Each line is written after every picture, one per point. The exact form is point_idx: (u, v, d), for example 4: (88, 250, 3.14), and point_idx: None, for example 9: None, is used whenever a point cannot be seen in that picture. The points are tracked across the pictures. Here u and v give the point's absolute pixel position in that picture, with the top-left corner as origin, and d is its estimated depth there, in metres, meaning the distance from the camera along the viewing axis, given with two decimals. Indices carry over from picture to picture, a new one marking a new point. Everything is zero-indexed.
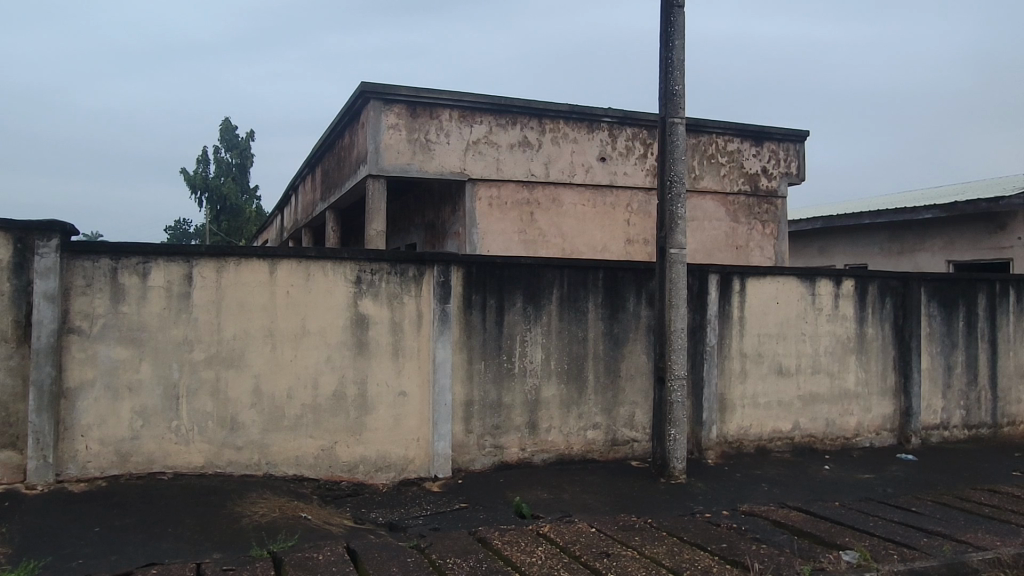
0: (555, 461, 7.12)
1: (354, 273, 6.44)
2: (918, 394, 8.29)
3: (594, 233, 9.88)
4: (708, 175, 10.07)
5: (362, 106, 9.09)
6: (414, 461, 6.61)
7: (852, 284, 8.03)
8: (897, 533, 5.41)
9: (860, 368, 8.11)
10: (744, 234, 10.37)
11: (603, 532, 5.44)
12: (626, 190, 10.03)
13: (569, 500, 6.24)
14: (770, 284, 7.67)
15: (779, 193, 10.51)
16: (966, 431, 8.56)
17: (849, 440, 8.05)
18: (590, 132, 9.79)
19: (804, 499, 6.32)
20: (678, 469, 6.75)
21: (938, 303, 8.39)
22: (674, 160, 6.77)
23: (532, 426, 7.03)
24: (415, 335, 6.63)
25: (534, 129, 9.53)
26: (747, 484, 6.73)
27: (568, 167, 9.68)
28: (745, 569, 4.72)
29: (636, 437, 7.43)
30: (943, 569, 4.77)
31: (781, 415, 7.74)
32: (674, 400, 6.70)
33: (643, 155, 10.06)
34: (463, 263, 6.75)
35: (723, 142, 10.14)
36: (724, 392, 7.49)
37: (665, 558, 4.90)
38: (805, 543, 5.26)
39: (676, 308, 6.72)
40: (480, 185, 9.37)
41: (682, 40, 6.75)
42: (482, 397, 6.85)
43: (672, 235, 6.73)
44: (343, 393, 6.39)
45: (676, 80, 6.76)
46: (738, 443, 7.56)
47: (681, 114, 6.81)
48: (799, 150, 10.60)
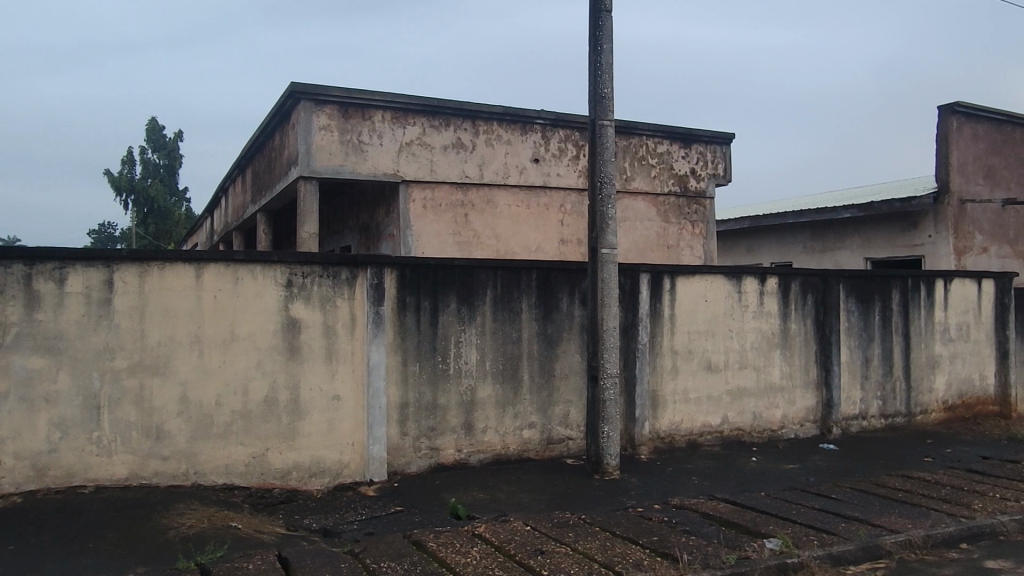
0: (492, 461, 7.15)
1: (285, 276, 6.33)
2: (838, 386, 8.65)
3: (528, 234, 9.96)
4: (639, 176, 10.28)
5: (292, 107, 8.94)
6: (348, 466, 6.53)
7: (776, 281, 8.33)
8: (817, 520, 5.64)
9: (784, 362, 8.41)
10: (675, 234, 10.62)
11: (538, 530, 5.50)
12: (559, 191, 10.14)
13: (504, 500, 6.28)
14: (698, 283, 7.89)
15: (708, 194, 10.80)
16: (883, 420, 8.98)
17: (774, 433, 8.34)
18: (524, 134, 9.86)
19: (731, 491, 6.52)
20: (611, 465, 6.87)
21: (856, 299, 8.78)
22: (604, 161, 6.89)
23: (468, 427, 7.04)
24: (348, 338, 6.56)
25: (468, 130, 9.55)
26: (678, 478, 6.89)
27: (502, 168, 9.74)
28: (674, 561, 4.84)
29: (571, 435, 7.53)
30: (859, 552, 5.00)
31: (710, 409, 7.97)
32: (607, 398, 6.81)
33: (576, 156, 10.19)
34: (397, 265, 6.73)
35: (652, 144, 10.37)
36: (656, 389, 7.66)
37: (598, 553, 4.98)
38: (731, 532, 5.43)
39: (607, 307, 6.83)
40: (413, 186, 9.33)
41: (611, 43, 6.88)
42: (417, 399, 6.83)
43: (604, 235, 6.84)
44: (274, 399, 6.27)
45: (605, 83, 6.88)
46: (669, 438, 7.74)
47: (610, 117, 6.93)
48: (725, 152, 10.92)
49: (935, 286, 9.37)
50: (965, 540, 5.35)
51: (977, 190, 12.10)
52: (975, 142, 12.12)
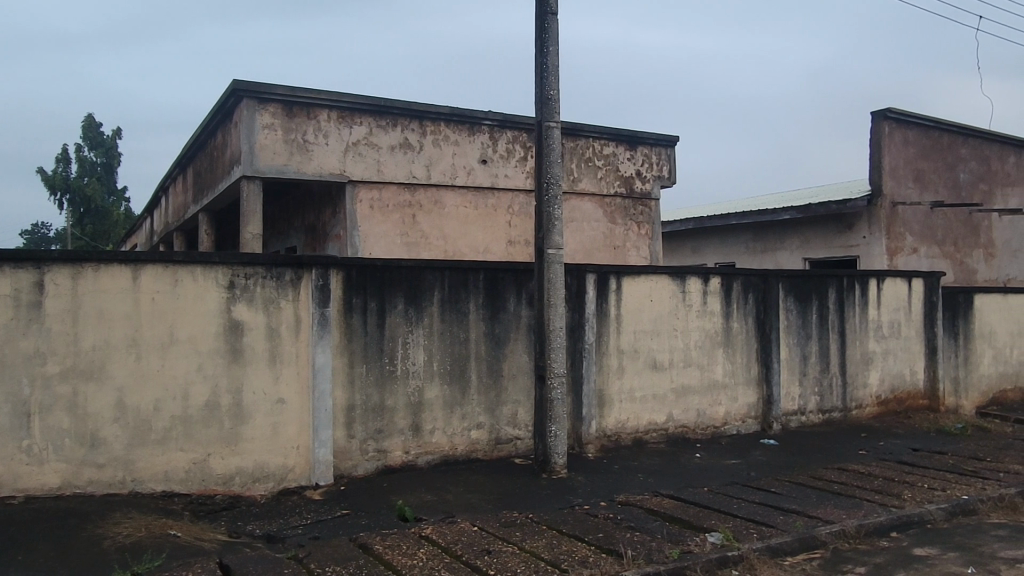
0: (440, 462, 7.13)
1: (226, 278, 6.20)
2: (778, 383, 8.89)
3: (476, 235, 9.96)
4: (586, 178, 10.40)
5: (235, 105, 8.76)
6: (293, 470, 6.43)
7: (718, 281, 8.53)
8: (757, 513, 5.79)
9: (726, 360, 8.61)
10: (621, 235, 10.77)
11: (485, 530, 5.51)
12: (507, 192, 10.17)
13: (452, 501, 6.27)
14: (644, 283, 8.02)
15: (653, 195, 10.98)
16: (820, 415, 9.27)
17: (717, 429, 8.53)
18: (471, 135, 9.87)
19: (675, 487, 6.65)
20: (559, 464, 6.93)
21: (794, 298, 9.04)
22: (550, 162, 6.94)
23: (416, 429, 7.01)
24: (293, 340, 6.46)
25: (415, 130, 9.51)
26: (624, 475, 6.99)
27: (450, 169, 9.72)
28: (619, 557, 4.91)
29: (519, 435, 7.57)
30: (796, 544, 5.15)
31: (655, 408, 8.10)
32: (554, 397, 6.87)
33: (523, 157, 10.24)
34: (342, 266, 6.66)
35: (599, 146, 10.50)
36: (602, 388, 7.76)
37: (545, 551, 5.02)
38: (675, 527, 5.54)
39: (554, 307, 6.89)
40: (360, 187, 9.24)
41: (557, 46, 6.94)
42: (364, 401, 6.77)
43: (550, 235, 6.89)
44: (215, 403, 6.13)
45: (551, 85, 6.93)
46: (616, 436, 7.84)
47: (557, 118, 6.99)
48: (670, 154, 11.12)
49: (869, 285, 9.72)
50: (895, 529, 5.56)
51: (907, 192, 12.59)
52: (907, 147, 12.62)
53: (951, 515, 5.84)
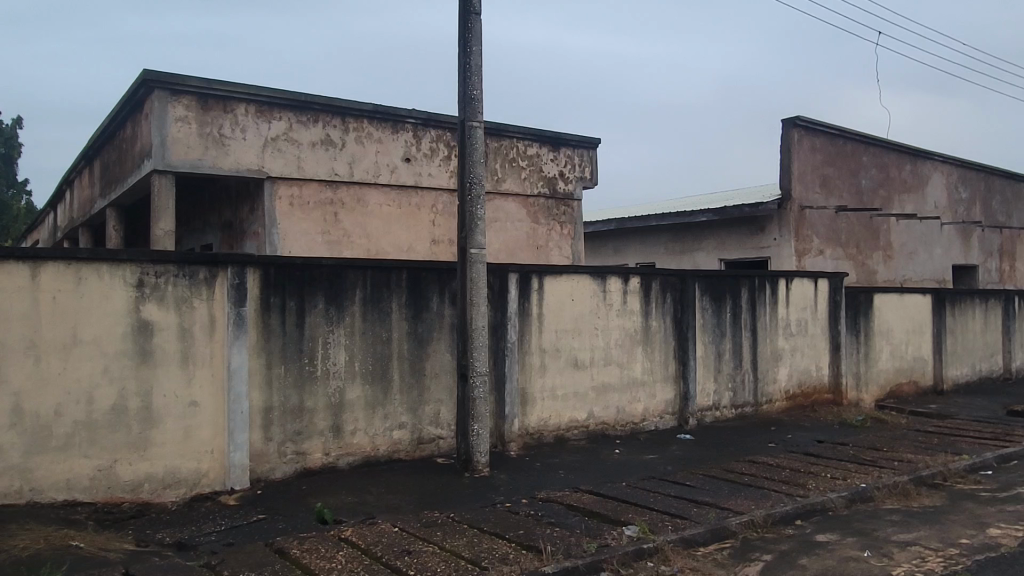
0: (361, 463, 7.04)
1: (135, 276, 5.96)
2: (694, 379, 9.19)
3: (399, 234, 9.87)
4: (509, 178, 10.48)
5: (145, 96, 8.41)
6: (207, 475, 6.22)
7: (638, 281, 8.74)
8: (672, 506, 5.98)
9: (645, 358, 8.84)
10: (544, 234, 10.89)
11: (405, 530, 5.47)
12: (431, 191, 10.13)
13: (372, 502, 6.20)
14: (566, 283, 8.14)
15: (575, 196, 11.15)
16: (733, 410, 9.64)
17: (636, 425, 8.74)
18: (395, 132, 9.78)
19: (595, 482, 6.78)
20: (481, 462, 6.96)
21: (709, 297, 9.35)
22: (472, 162, 6.96)
23: (336, 430, 6.90)
24: (207, 341, 6.25)
25: (337, 127, 9.36)
26: (545, 472, 7.08)
27: (373, 167, 9.61)
28: (538, 553, 4.98)
29: (441, 434, 7.56)
30: (708, 534, 5.34)
31: (576, 405, 8.24)
32: (476, 396, 6.89)
33: (447, 156, 10.22)
34: (259, 265, 6.49)
35: (522, 147, 10.59)
36: (525, 386, 7.83)
37: (465, 550, 5.04)
38: (594, 522, 5.66)
39: (477, 306, 6.91)
40: (279, 183, 9.03)
41: (480, 46, 6.97)
42: (282, 402, 6.62)
43: (473, 235, 6.91)
44: (123, 407, 5.86)
45: (474, 85, 6.95)
46: (537, 434, 7.93)
47: (480, 118, 7.01)
48: (592, 156, 11.31)
49: (778, 285, 10.16)
50: (799, 517, 5.84)
51: (815, 197, 13.22)
52: (814, 153, 13.25)
53: (850, 502, 6.18)
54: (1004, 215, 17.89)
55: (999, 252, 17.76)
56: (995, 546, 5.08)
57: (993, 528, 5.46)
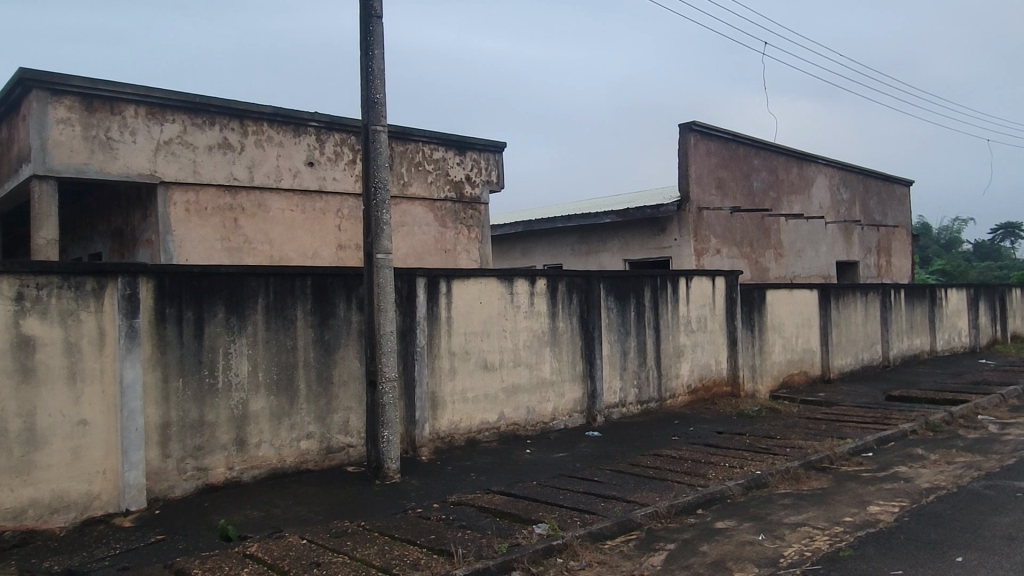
0: (266, 476, 6.85)
1: (14, 288, 5.55)
2: (601, 377, 9.43)
3: (303, 240, 9.65)
4: (416, 182, 10.45)
5: (22, 96, 7.89)
6: (99, 497, 5.88)
7: (544, 283, 8.89)
8: (580, 502, 6.12)
9: (553, 358, 9.00)
10: (452, 238, 10.90)
11: (314, 542, 5.37)
12: (335, 196, 9.96)
13: (280, 516, 6.04)
14: (474, 285, 8.19)
15: (482, 200, 11.21)
16: (639, 405, 9.95)
17: (546, 425, 8.89)
18: (297, 136, 9.56)
19: (506, 483, 6.85)
20: (392, 469, 6.90)
21: (614, 297, 9.62)
22: (377, 166, 6.90)
23: (240, 443, 6.69)
24: (97, 355, 5.93)
25: (235, 130, 9.06)
26: (456, 476, 7.10)
27: (274, 171, 9.36)
28: (449, 556, 4.99)
29: (350, 442, 7.45)
30: (615, 527, 5.51)
31: (486, 407, 8.29)
32: (385, 402, 6.83)
33: (352, 160, 10.07)
34: (152, 274, 6.22)
35: (428, 150, 10.57)
36: (435, 390, 7.83)
37: (376, 558, 4.99)
38: (504, 522, 5.72)
39: (384, 311, 6.85)
40: (174, 189, 8.66)
41: (382, 50, 6.92)
42: (181, 417, 6.35)
43: (379, 240, 6.84)
44: (3, 429, 5.44)
45: (377, 89, 6.89)
46: (448, 437, 7.94)
47: (383, 122, 6.95)
48: (498, 159, 11.41)
49: (679, 284, 10.56)
50: (700, 506, 6.10)
51: (711, 199, 13.82)
52: (710, 157, 13.84)
53: (747, 489, 6.51)
54: (881, 213, 19.23)
55: (877, 248, 19.09)
56: (874, 522, 5.48)
57: (872, 505, 5.88)
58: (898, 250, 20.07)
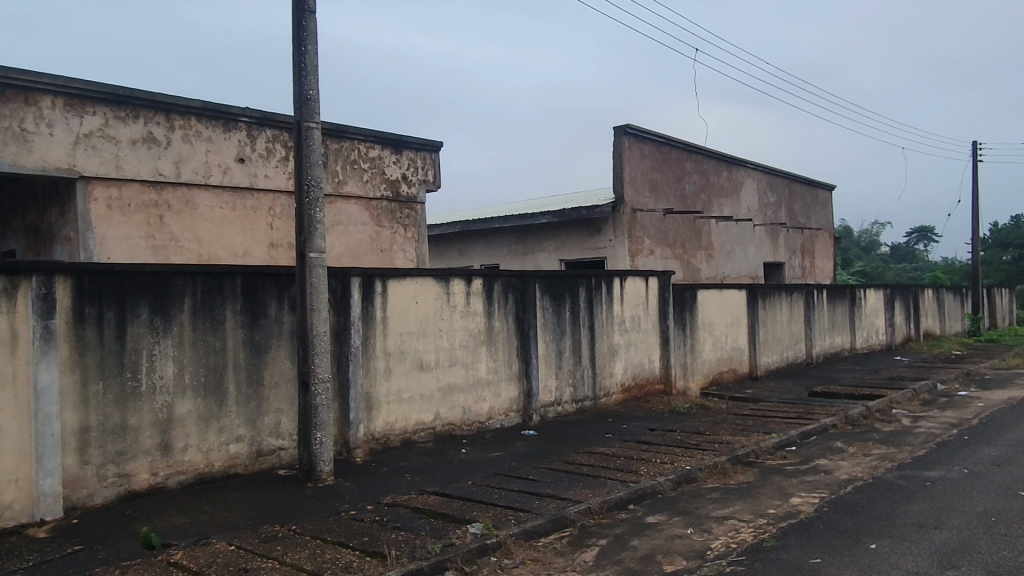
0: (193, 481, 6.65)
1: None
2: (537, 377, 9.50)
3: (233, 238, 9.40)
4: (351, 180, 10.31)
5: None
6: (11, 508, 5.56)
7: (481, 282, 8.91)
8: (515, 500, 6.16)
9: (489, 358, 9.02)
10: (388, 237, 10.80)
11: (242, 548, 5.24)
12: (267, 193, 9.73)
13: (207, 522, 5.88)
14: (409, 285, 8.14)
15: (419, 199, 11.15)
16: (574, 404, 10.08)
17: (482, 424, 8.91)
18: (227, 131, 9.31)
19: (441, 483, 6.83)
20: (325, 471, 6.80)
21: (550, 297, 9.71)
22: (310, 164, 6.78)
23: (165, 448, 6.47)
24: (9, 359, 5.59)
25: (161, 124, 8.76)
26: (391, 477, 7.04)
27: (202, 167, 9.09)
28: (382, 558, 4.95)
29: (282, 445, 7.30)
30: (549, 524, 5.56)
31: (422, 407, 8.25)
32: (318, 403, 6.72)
33: (284, 157, 9.86)
34: (70, 273, 5.95)
35: (364, 148, 10.44)
36: (370, 391, 7.74)
37: (307, 562, 4.90)
38: (439, 522, 5.71)
39: (317, 310, 6.73)
40: (94, 184, 8.31)
41: (315, 46, 6.80)
42: (101, 422, 6.10)
43: (311, 239, 6.72)
44: None
45: (310, 85, 6.77)
46: (383, 438, 7.86)
47: (316, 119, 6.84)
48: (435, 159, 11.36)
49: (613, 284, 10.74)
50: (632, 502, 6.22)
51: (645, 201, 14.10)
52: (644, 160, 14.12)
53: (677, 484, 6.67)
54: (805, 217, 19.98)
55: (801, 250, 19.83)
56: (795, 513, 5.69)
57: (794, 497, 6.12)
58: (821, 251, 20.89)
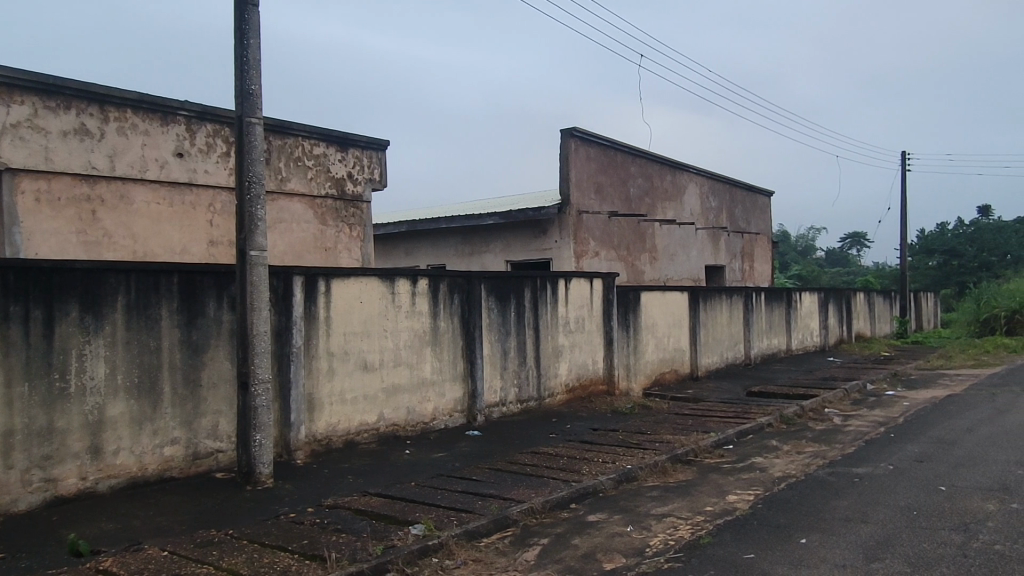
0: (125, 486, 6.44)
1: None
2: (481, 377, 9.51)
3: (170, 234, 9.14)
4: (294, 178, 10.13)
5: None
6: None
7: (426, 283, 8.88)
8: (458, 501, 6.15)
9: (434, 358, 9.00)
10: (332, 236, 10.65)
11: (176, 553, 5.10)
12: (207, 189, 9.49)
13: (139, 527, 5.70)
14: (354, 284, 8.05)
15: (364, 198, 11.03)
16: (519, 404, 10.13)
17: (426, 425, 8.87)
18: (164, 124, 9.04)
19: (384, 485, 6.78)
20: (264, 474, 6.67)
21: (495, 298, 9.73)
22: (251, 159, 6.64)
23: (95, 451, 6.24)
24: None
25: (94, 115, 8.45)
26: (332, 478, 6.95)
27: (138, 161, 8.80)
28: (322, 561, 4.89)
29: (220, 447, 7.13)
30: (491, 525, 5.58)
31: (366, 408, 8.17)
32: (258, 404, 6.59)
33: (225, 153, 9.63)
34: None
35: (308, 146, 10.28)
36: (311, 392, 7.62)
37: (244, 567, 4.80)
38: (380, 524, 5.66)
39: (257, 309, 6.60)
40: (22, 176, 7.95)
41: (258, 40, 6.67)
42: (26, 425, 5.84)
43: (252, 236, 6.59)
44: None
45: (252, 80, 6.64)
46: (325, 440, 7.75)
47: (259, 114, 6.71)
48: (381, 157, 11.26)
49: (558, 285, 10.83)
50: (574, 501, 6.29)
51: (590, 203, 14.25)
52: (590, 162, 14.28)
53: (618, 483, 6.77)
54: (744, 221, 20.52)
55: (741, 254, 20.36)
56: (731, 510, 5.85)
57: (731, 495, 6.28)
58: (760, 255, 21.49)
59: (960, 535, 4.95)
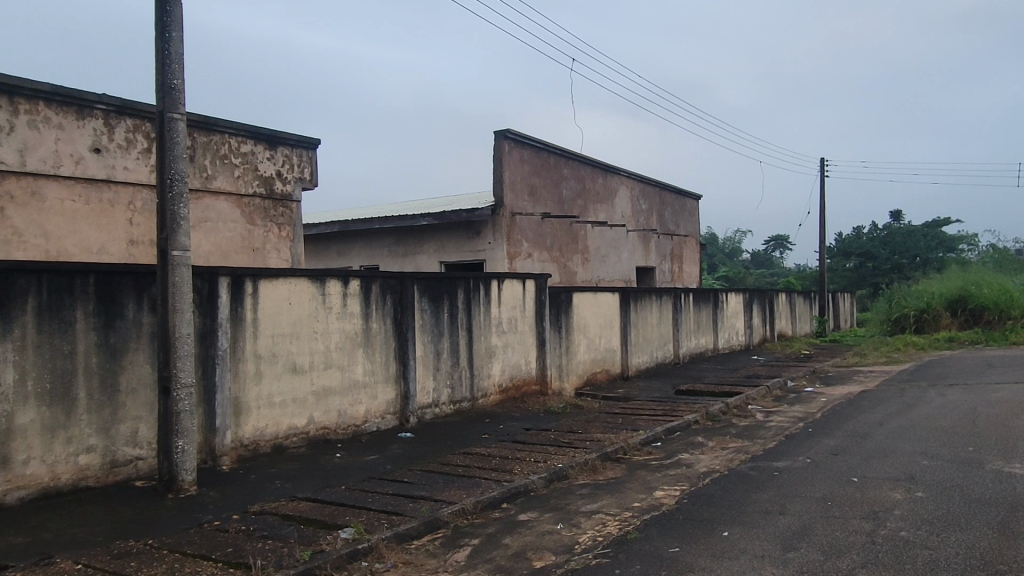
0: (36, 497, 6.13)
1: None
2: (414, 378, 9.45)
3: (87, 233, 8.75)
4: (220, 176, 9.86)
5: None
6: None
7: (358, 283, 8.76)
8: (388, 504, 6.11)
9: (366, 360, 8.89)
10: (261, 236, 10.40)
11: (91, 566, 4.89)
12: (126, 186, 9.14)
13: (51, 540, 5.43)
14: (282, 285, 7.88)
15: (294, 197, 10.81)
16: (452, 405, 10.12)
17: (357, 427, 8.76)
18: (80, 119, 8.65)
19: (313, 489, 6.66)
20: (187, 481, 6.45)
21: (428, 299, 9.70)
22: (174, 156, 6.42)
23: (2, 461, 5.91)
24: None
25: (2, 107, 8.01)
26: (259, 484, 6.79)
27: (51, 156, 8.40)
28: (247, 569, 4.77)
29: (140, 454, 6.87)
30: (422, 526, 5.56)
31: (295, 412, 8.01)
32: (180, 409, 6.38)
33: (146, 149, 9.29)
34: None
35: (235, 143, 10.01)
36: (238, 395, 7.42)
37: None
38: (309, 529, 5.57)
39: (180, 311, 6.38)
40: None
41: (181, 33, 6.46)
42: None
43: (174, 235, 6.37)
44: None
45: (174, 74, 6.42)
46: (252, 445, 7.56)
47: (181, 109, 6.49)
48: (311, 156, 11.05)
49: (491, 286, 10.87)
50: (505, 501, 6.33)
51: (524, 205, 14.35)
52: (524, 164, 14.38)
53: (549, 482, 6.85)
54: (674, 223, 21.03)
55: (670, 255, 20.85)
56: (658, 505, 6.00)
57: (658, 490, 6.43)
58: (689, 257, 22.05)
59: (870, 523, 5.21)
